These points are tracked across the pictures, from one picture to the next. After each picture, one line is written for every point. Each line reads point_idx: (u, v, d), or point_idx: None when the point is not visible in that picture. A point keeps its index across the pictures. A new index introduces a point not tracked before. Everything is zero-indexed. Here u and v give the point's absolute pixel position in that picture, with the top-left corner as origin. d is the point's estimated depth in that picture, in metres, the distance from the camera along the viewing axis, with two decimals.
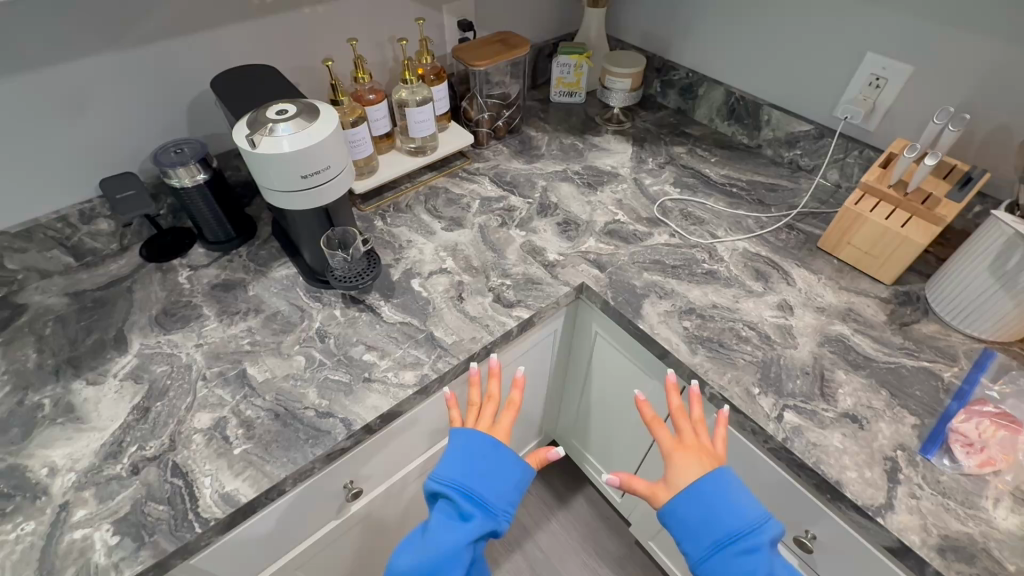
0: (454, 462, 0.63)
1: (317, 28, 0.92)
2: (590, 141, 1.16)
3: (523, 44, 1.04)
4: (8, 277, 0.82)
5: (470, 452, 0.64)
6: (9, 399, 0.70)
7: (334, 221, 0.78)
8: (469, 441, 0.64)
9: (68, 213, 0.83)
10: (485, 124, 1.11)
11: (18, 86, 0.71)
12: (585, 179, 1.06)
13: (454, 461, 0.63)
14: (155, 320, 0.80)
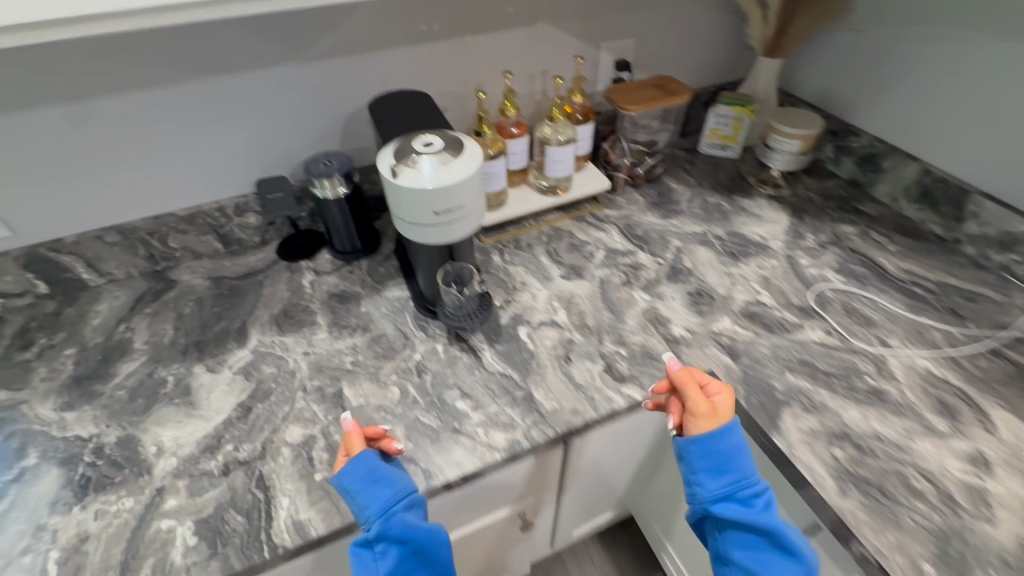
0: (362, 497, 0.57)
1: (475, 57, 0.92)
2: (738, 204, 1.04)
3: (685, 90, 0.94)
4: (168, 254, 0.91)
5: (371, 489, 0.57)
6: (143, 369, 0.76)
7: (455, 255, 0.75)
8: (368, 475, 0.58)
9: (226, 205, 0.90)
10: (624, 170, 1.04)
11: (208, 88, 0.78)
12: (727, 246, 0.94)
13: (359, 502, 0.57)
14: (275, 319, 0.83)
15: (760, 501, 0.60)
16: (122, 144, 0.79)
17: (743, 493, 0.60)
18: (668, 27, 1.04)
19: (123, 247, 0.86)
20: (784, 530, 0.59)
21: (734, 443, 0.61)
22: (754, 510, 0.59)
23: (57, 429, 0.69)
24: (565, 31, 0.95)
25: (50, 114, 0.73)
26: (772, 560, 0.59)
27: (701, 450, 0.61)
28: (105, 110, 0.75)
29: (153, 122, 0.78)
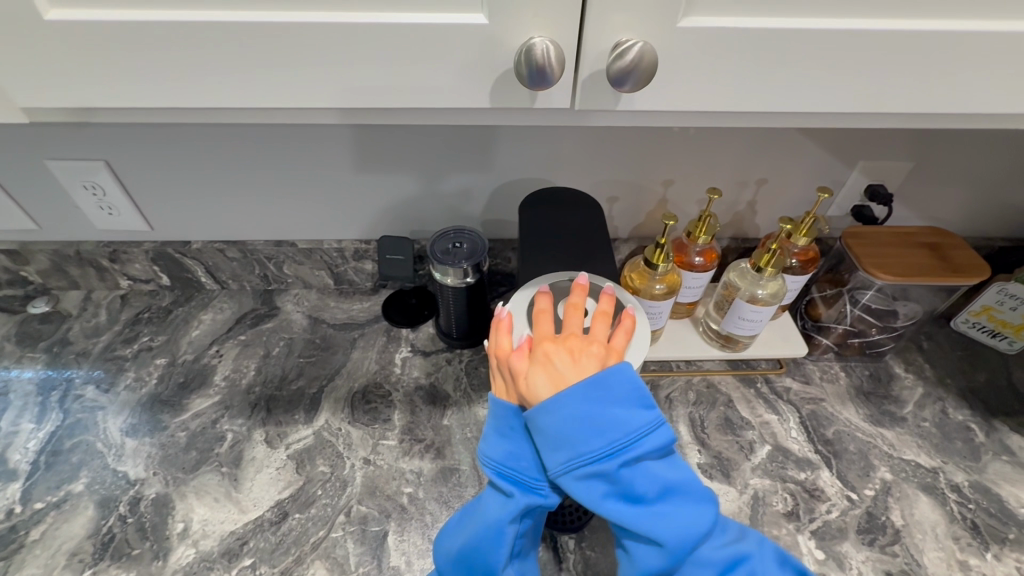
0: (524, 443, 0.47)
1: (677, 150, 0.70)
2: (999, 437, 0.70)
3: (975, 269, 0.65)
4: (281, 278, 0.85)
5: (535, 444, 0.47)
6: (210, 412, 0.71)
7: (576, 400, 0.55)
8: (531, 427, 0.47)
9: (346, 246, 0.81)
10: (833, 336, 0.76)
11: (355, 132, 0.68)
12: (967, 511, 0.63)
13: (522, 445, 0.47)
14: (352, 398, 0.72)
15: (619, 484, 0.42)
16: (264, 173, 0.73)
17: (597, 466, 0.41)
18: (971, 158, 0.71)
19: (240, 263, 0.82)
20: (642, 515, 0.42)
21: (593, 411, 0.42)
22: (606, 493, 0.42)
23: (113, 457, 0.66)
24: (812, 139, 0.69)
25: (200, 138, 0.68)
26: (644, 549, 0.43)
27: (551, 427, 0.42)
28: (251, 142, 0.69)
29: (292, 153, 0.70)
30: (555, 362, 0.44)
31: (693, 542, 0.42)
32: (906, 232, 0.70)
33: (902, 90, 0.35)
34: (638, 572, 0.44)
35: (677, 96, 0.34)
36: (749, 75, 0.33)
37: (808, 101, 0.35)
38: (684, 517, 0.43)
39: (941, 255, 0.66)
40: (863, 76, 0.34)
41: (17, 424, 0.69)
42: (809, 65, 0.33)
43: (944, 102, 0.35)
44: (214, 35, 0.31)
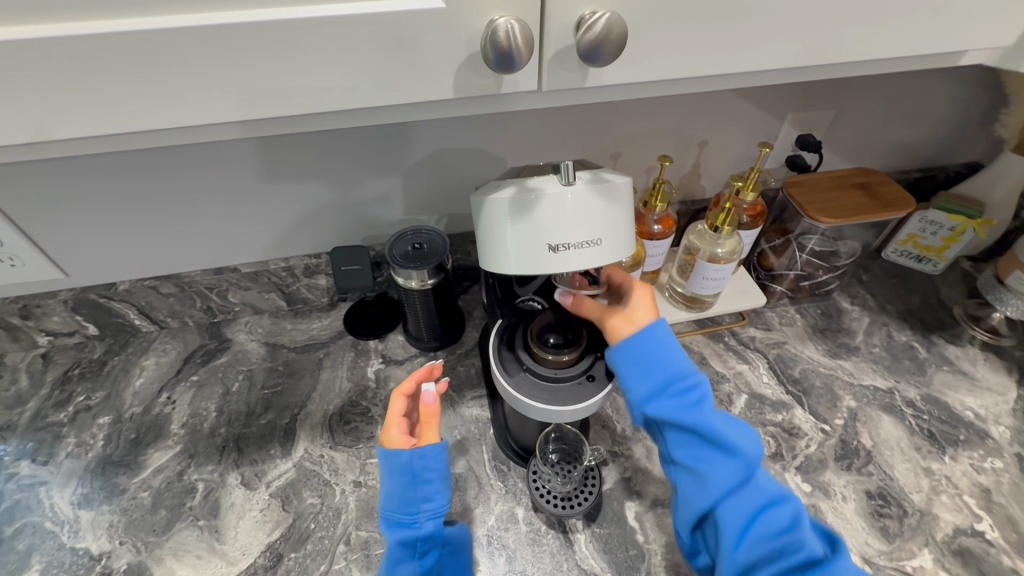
0: (409, 490, 0.52)
1: (622, 122, 0.71)
2: (938, 350, 0.77)
3: (903, 201, 0.70)
4: (226, 308, 0.78)
5: (419, 487, 0.52)
6: (174, 465, 0.65)
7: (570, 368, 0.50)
8: (413, 473, 0.52)
9: (295, 264, 0.76)
10: (787, 282, 0.80)
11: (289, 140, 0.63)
12: (923, 421, 0.69)
13: (409, 491, 0.52)
14: (329, 421, 0.69)
15: (698, 398, 0.48)
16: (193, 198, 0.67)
17: (683, 379, 0.48)
18: (884, 99, 0.77)
19: (178, 299, 0.75)
20: (714, 423, 0.47)
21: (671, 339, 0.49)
22: (689, 401, 0.47)
23: (68, 535, 0.59)
24: (746, 97, 0.72)
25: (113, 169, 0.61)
26: (717, 467, 0.47)
27: (643, 345, 0.48)
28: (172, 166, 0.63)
29: (220, 172, 0.64)
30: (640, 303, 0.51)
31: (755, 455, 0.48)
32: (840, 177, 0.75)
33: (853, 39, 0.36)
34: (711, 487, 0.46)
35: (645, 65, 0.34)
36: (709, 35, 0.33)
37: (766, 60, 0.36)
38: (744, 436, 0.49)
39: (873, 193, 0.71)
40: (816, 30, 0.35)
41: None
42: (769, 23, 0.34)
43: (887, 46, 0.37)
44: (135, 49, 0.28)
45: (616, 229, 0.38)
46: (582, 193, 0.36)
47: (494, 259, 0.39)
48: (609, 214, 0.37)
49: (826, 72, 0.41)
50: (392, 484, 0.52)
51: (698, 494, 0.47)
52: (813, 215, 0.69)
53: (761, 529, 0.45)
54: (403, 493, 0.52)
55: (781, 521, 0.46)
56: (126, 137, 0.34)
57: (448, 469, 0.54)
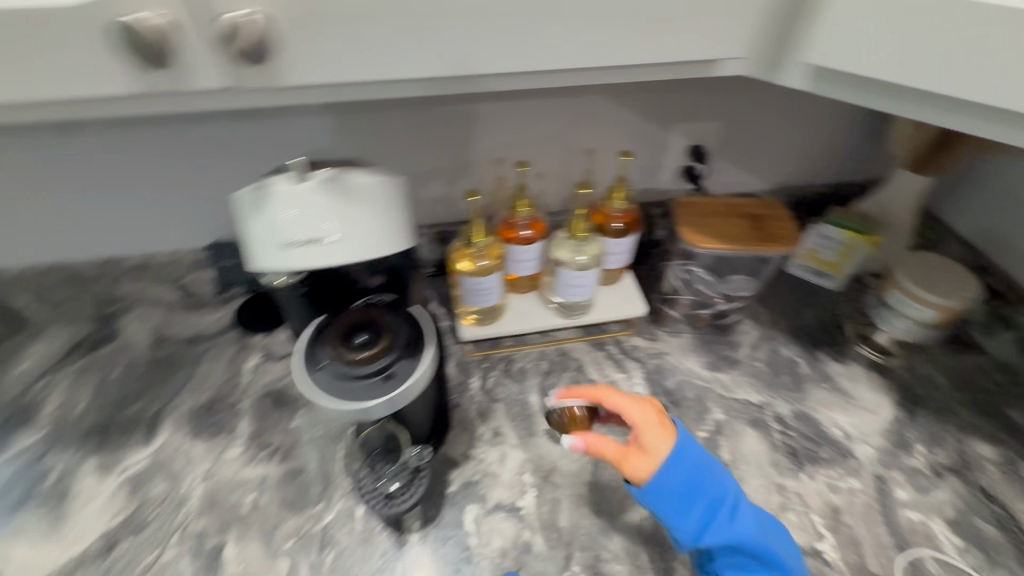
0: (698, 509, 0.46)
1: (498, 127, 0.72)
2: (821, 366, 0.76)
3: (788, 241, 0.65)
4: (120, 299, 0.80)
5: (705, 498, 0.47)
6: (35, 448, 0.66)
7: (388, 368, 0.48)
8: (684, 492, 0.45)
9: (184, 259, 0.78)
10: (680, 307, 0.78)
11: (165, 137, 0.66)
12: (790, 438, 0.68)
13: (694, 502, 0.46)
14: (196, 412, 0.70)
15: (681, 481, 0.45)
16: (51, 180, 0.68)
17: (675, 494, 0.45)
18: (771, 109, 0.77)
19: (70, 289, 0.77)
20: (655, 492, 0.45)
21: (695, 464, 0.46)
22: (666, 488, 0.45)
23: None
24: (623, 105, 0.73)
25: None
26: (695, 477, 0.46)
27: (672, 480, 0.45)
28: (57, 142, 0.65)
29: None
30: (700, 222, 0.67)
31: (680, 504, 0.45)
32: (732, 210, 0.69)
33: (575, 47, 0.40)
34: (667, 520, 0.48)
35: (398, 59, 0.39)
36: (458, 30, 0.38)
37: (500, 61, 0.40)
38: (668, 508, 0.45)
39: (755, 226, 0.66)
40: (527, 33, 0.39)
41: None
42: (478, 22, 0.38)
43: (643, 49, 0.41)
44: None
45: (364, 234, 0.38)
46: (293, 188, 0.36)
47: (255, 259, 0.39)
48: (344, 213, 0.36)
49: (584, 76, 0.45)
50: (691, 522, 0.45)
51: (719, 500, 0.47)
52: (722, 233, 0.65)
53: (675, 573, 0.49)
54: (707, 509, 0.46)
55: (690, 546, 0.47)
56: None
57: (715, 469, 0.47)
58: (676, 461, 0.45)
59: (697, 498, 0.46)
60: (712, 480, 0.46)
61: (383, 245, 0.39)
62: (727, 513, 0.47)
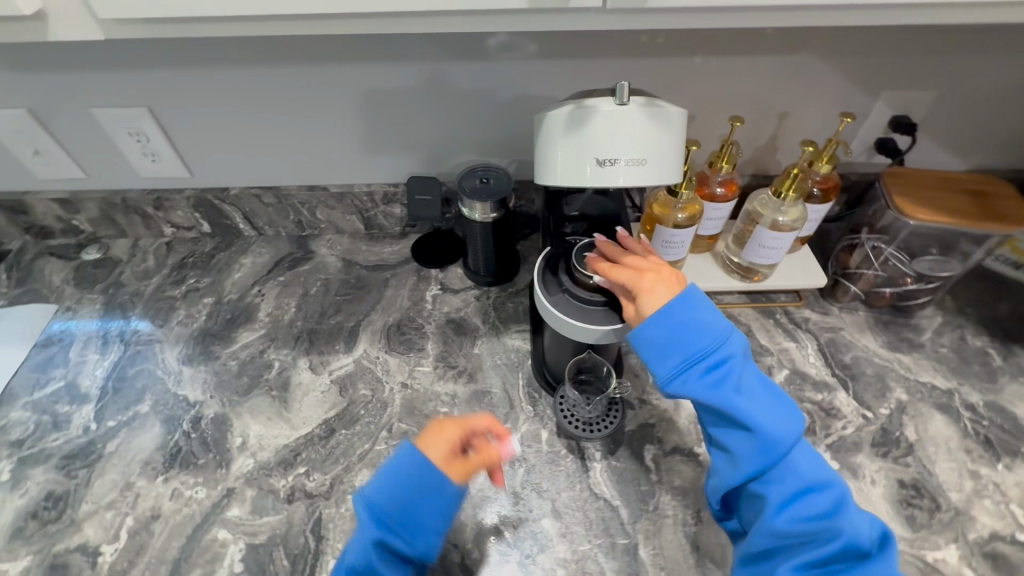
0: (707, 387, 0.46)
1: (699, 82, 0.71)
2: (1017, 360, 0.71)
3: (1019, 220, 0.63)
4: (314, 223, 0.88)
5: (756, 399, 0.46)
6: (258, 344, 0.76)
7: (624, 299, 0.52)
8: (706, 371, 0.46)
9: (376, 191, 0.84)
10: (862, 282, 0.76)
11: (387, 73, 0.70)
12: (984, 428, 0.65)
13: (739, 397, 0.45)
14: (387, 330, 0.77)
15: (725, 375, 0.46)
16: (283, 109, 0.74)
17: (706, 364, 0.46)
18: (1000, 80, 0.71)
19: (275, 210, 0.86)
20: (737, 404, 0.45)
21: (688, 315, 0.47)
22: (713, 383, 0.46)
23: (173, 382, 0.71)
24: (836, 68, 0.69)
25: (228, 58, 0.68)
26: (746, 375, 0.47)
27: (660, 330, 0.47)
28: (297, 73, 0.70)
29: (323, 98, 0.73)
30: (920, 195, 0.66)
31: (786, 441, 0.45)
32: (952, 184, 0.67)
33: None
34: (741, 470, 0.46)
35: None
36: None
37: None
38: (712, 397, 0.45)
39: (978, 203, 0.65)
40: None
41: (83, 355, 0.75)
42: None
43: None
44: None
45: (661, 157, 0.40)
46: (610, 112, 0.39)
47: (546, 176, 0.43)
48: (650, 137, 0.39)
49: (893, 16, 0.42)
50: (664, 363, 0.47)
51: (704, 357, 0.46)
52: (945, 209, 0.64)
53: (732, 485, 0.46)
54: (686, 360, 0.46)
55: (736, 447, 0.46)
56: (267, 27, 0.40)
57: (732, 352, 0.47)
58: (662, 317, 0.47)
59: (675, 349, 0.47)
60: (699, 336, 0.47)
61: (675, 172, 0.41)
62: (733, 383, 0.46)
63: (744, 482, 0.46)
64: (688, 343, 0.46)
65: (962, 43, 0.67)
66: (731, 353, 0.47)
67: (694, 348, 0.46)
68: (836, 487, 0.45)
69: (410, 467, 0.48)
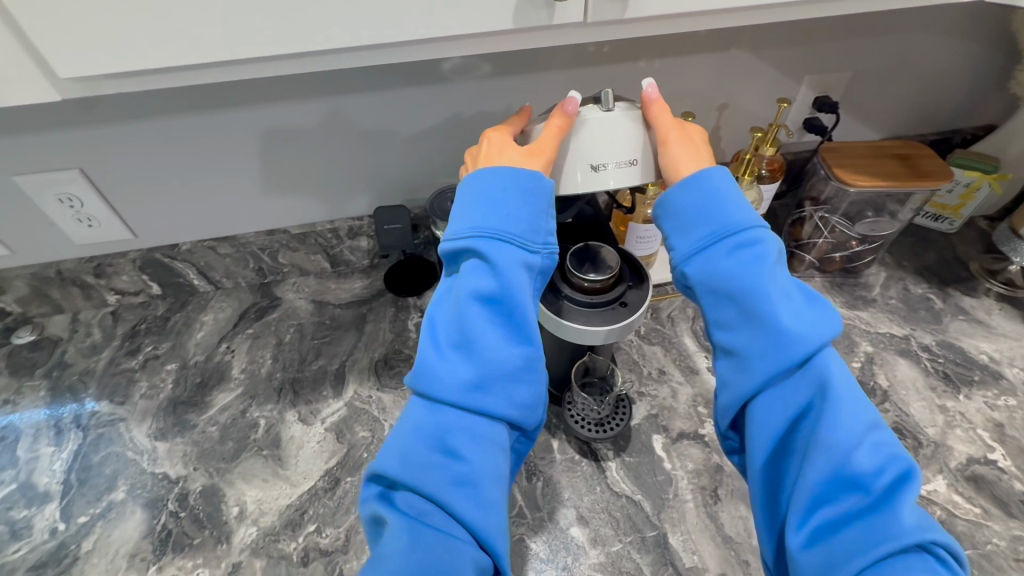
0: (729, 271, 0.45)
1: (644, 85, 0.75)
2: (954, 301, 0.80)
3: (942, 174, 0.71)
4: (276, 268, 0.84)
5: (784, 297, 0.44)
6: (237, 404, 0.71)
7: (625, 298, 0.54)
8: (732, 249, 0.45)
9: (340, 227, 0.82)
10: (815, 251, 0.82)
11: (340, 107, 0.69)
12: (942, 365, 0.72)
13: (754, 282, 0.44)
14: (375, 367, 0.75)
15: (752, 260, 0.45)
16: (233, 154, 0.71)
17: (733, 245, 0.45)
18: (897, 57, 0.80)
19: (233, 260, 0.81)
20: (761, 285, 0.44)
21: (726, 198, 0.47)
22: (738, 262, 0.45)
23: (148, 461, 0.66)
24: (762, 60, 0.76)
25: (169, 108, 0.64)
26: (776, 278, 0.45)
27: (688, 199, 0.47)
28: (247, 116, 0.67)
29: (274, 139, 0.71)
30: (858, 162, 0.74)
31: (813, 343, 0.42)
32: (880, 151, 0.76)
33: None
34: (754, 361, 0.43)
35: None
36: None
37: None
38: (736, 272, 0.45)
39: (906, 164, 0.73)
40: None
41: (35, 450, 0.68)
42: None
43: None
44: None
45: (646, 156, 0.48)
46: (597, 112, 0.47)
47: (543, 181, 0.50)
48: (634, 140, 0.47)
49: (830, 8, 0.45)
50: (688, 236, 0.47)
51: (731, 235, 0.46)
52: (881, 173, 0.72)
53: (744, 372, 0.44)
54: (708, 241, 0.46)
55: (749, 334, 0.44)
56: (239, 68, 0.38)
57: (759, 239, 0.45)
58: (693, 184, 0.47)
59: (699, 226, 0.47)
60: (729, 212, 0.46)
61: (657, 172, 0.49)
62: (760, 268, 0.44)
63: (757, 379, 0.43)
64: (715, 221, 0.46)
65: (864, 27, 0.75)
66: (759, 236, 0.46)
67: (728, 231, 0.46)
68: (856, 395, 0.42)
69: (503, 183, 0.46)
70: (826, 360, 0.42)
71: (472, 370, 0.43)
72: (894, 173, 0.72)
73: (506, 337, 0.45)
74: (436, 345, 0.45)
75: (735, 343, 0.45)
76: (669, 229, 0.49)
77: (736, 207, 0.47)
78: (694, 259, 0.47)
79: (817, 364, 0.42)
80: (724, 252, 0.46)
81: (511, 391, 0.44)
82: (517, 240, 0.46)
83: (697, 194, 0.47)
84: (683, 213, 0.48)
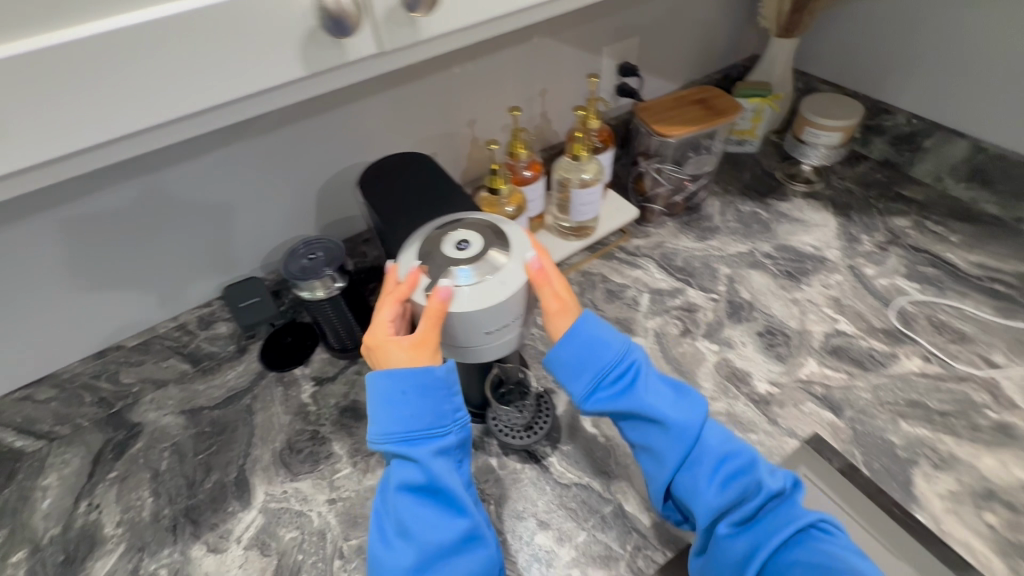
0: (620, 400, 0.51)
1: (464, 90, 0.75)
2: (775, 208, 0.93)
3: (734, 108, 0.82)
4: (122, 392, 0.71)
5: (665, 397, 0.52)
6: (124, 565, 0.59)
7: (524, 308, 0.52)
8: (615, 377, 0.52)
9: (187, 320, 0.72)
10: (660, 200, 0.91)
11: (139, 193, 0.60)
12: (782, 265, 0.83)
13: (644, 401, 0.51)
14: (280, 458, 0.67)
15: (633, 381, 0.52)
16: (16, 281, 0.58)
17: (616, 375, 0.52)
18: (669, 16, 0.90)
19: (59, 401, 0.68)
20: (648, 401, 0.51)
21: (595, 332, 0.52)
22: (625, 391, 0.51)
23: None
24: (562, 42, 0.80)
25: None
26: (651, 380, 0.53)
27: (569, 349, 0.52)
28: (18, 233, 0.56)
29: (66, 250, 0.59)
30: (669, 114, 0.82)
31: (697, 422, 0.51)
32: (683, 100, 0.85)
33: None
34: (667, 463, 0.50)
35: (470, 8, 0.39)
36: None
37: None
38: (625, 400, 0.51)
39: (706, 108, 0.83)
40: None
41: None
42: None
43: None
44: None
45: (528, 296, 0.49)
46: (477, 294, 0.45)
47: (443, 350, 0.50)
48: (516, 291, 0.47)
49: None
50: (579, 380, 0.52)
51: (613, 369, 0.52)
52: (688, 120, 0.80)
53: (661, 472, 0.51)
54: (597, 377, 0.51)
55: (654, 441, 0.51)
56: None
57: (632, 360, 0.53)
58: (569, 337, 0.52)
59: (584, 369, 0.52)
60: (605, 349, 0.52)
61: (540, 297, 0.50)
62: (641, 385, 0.52)
63: (672, 473, 0.50)
64: (596, 359, 0.52)
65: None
66: (633, 359, 0.53)
67: (606, 365, 0.52)
68: (748, 455, 0.50)
69: (402, 386, 0.47)
70: (713, 429, 0.52)
71: (415, 554, 0.44)
72: (699, 117, 0.81)
73: (442, 513, 0.47)
74: (383, 538, 0.46)
75: (651, 454, 0.51)
76: (557, 374, 0.53)
77: (604, 336, 0.53)
78: (591, 399, 0.52)
79: (709, 437, 0.51)
80: (609, 382, 0.52)
81: (455, 562, 0.45)
82: (427, 433, 0.47)
83: (573, 341, 0.52)
84: (567, 362, 0.52)
